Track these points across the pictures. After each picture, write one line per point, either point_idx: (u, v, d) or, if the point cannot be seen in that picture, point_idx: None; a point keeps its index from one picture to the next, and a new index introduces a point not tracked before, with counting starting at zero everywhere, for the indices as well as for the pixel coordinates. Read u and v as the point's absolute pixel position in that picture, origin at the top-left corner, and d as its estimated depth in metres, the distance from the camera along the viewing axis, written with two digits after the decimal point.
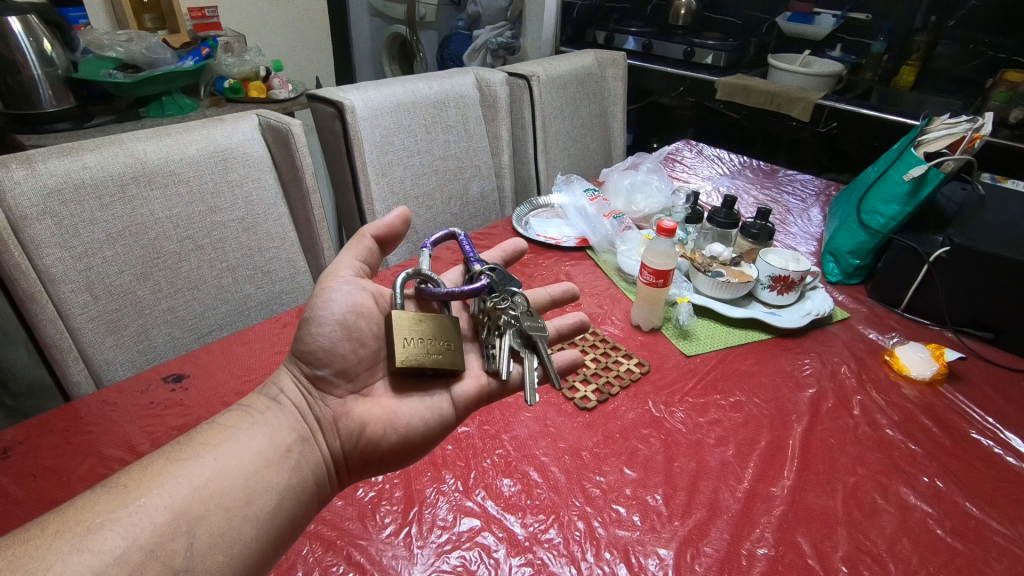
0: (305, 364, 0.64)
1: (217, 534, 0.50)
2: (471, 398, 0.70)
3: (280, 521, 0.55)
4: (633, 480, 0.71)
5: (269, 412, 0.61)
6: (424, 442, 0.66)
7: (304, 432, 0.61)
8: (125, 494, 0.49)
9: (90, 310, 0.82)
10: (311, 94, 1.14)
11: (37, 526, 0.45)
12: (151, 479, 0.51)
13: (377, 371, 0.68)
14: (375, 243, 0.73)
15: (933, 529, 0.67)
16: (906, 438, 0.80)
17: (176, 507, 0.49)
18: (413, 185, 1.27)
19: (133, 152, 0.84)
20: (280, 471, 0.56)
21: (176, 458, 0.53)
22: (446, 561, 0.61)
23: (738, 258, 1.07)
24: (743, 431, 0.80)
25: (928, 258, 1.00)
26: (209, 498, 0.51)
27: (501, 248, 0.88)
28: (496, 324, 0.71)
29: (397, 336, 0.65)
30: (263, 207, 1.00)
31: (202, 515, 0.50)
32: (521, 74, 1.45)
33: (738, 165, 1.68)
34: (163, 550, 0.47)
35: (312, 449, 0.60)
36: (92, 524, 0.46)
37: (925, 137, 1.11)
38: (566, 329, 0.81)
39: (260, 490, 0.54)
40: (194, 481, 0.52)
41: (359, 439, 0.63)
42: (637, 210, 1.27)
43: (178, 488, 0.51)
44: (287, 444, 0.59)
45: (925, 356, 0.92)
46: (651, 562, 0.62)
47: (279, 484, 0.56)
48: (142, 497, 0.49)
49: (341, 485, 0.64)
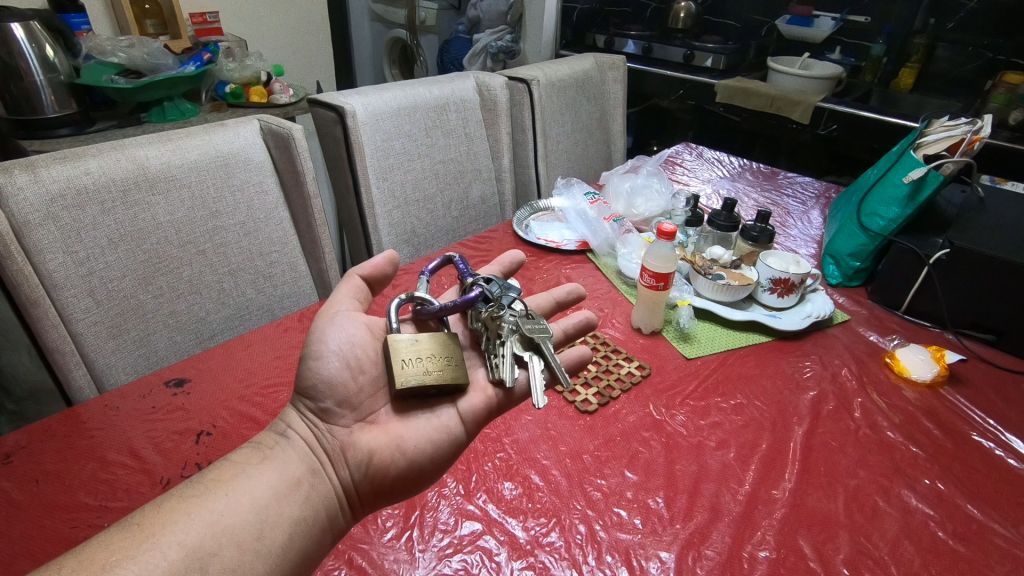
0: (308, 399, 0.64)
1: (229, 569, 0.50)
2: (479, 412, 0.69)
3: (293, 555, 0.55)
4: (634, 483, 0.71)
5: (278, 446, 0.61)
6: (435, 464, 0.65)
7: (314, 465, 0.61)
8: (138, 532, 0.50)
9: (92, 315, 0.82)
10: (313, 99, 1.15)
11: (53, 566, 0.46)
12: (165, 517, 0.51)
13: (380, 397, 0.67)
14: (364, 283, 0.75)
15: (935, 532, 0.67)
16: (907, 440, 0.80)
17: (189, 545, 0.50)
18: (413, 189, 1.27)
19: (135, 157, 0.85)
20: (291, 505, 0.57)
21: (188, 494, 0.54)
22: (447, 565, 0.61)
23: (738, 261, 1.07)
24: (743, 434, 0.80)
25: (928, 260, 1.00)
26: (222, 534, 0.52)
27: (498, 261, 0.88)
28: (496, 330, 0.71)
29: (397, 359, 0.64)
30: (265, 212, 1.00)
31: (214, 551, 0.51)
32: (521, 78, 1.45)
33: (738, 168, 1.68)
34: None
35: (322, 481, 0.60)
36: (106, 564, 0.47)
37: (924, 139, 1.11)
38: (572, 328, 0.82)
39: (271, 523, 0.54)
40: (206, 518, 0.52)
41: (367, 468, 0.62)
42: (638, 213, 1.27)
43: (191, 526, 0.51)
44: (297, 476, 0.59)
45: (927, 357, 0.92)
46: (652, 565, 0.62)
47: (290, 516, 0.56)
48: (156, 535, 0.50)
49: (357, 517, 0.63)
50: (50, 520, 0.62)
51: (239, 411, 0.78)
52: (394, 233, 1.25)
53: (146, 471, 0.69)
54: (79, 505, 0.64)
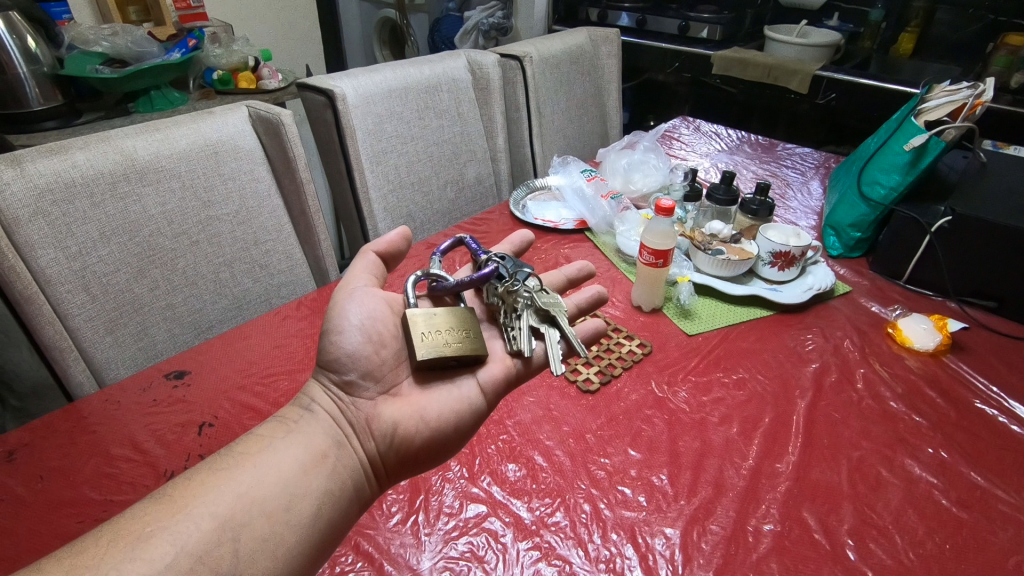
0: (332, 372, 0.64)
1: (261, 540, 0.50)
2: (499, 381, 0.70)
3: (321, 526, 0.54)
4: (637, 461, 0.71)
5: (303, 420, 0.61)
6: (457, 433, 0.66)
7: (338, 436, 0.60)
8: (170, 504, 0.50)
9: (88, 310, 0.81)
10: (301, 83, 1.12)
11: (88, 538, 0.46)
12: (196, 490, 0.51)
13: (402, 369, 0.68)
14: (379, 259, 0.74)
15: (939, 500, 0.67)
16: (910, 410, 0.79)
17: (220, 516, 0.50)
18: (408, 173, 1.26)
19: (123, 148, 0.83)
20: (318, 477, 0.56)
21: (217, 468, 0.54)
22: (454, 548, 0.61)
23: (738, 235, 1.06)
24: (746, 409, 0.80)
25: (930, 229, 0.99)
26: (252, 505, 0.52)
27: (509, 240, 0.87)
28: (513, 305, 0.72)
29: (415, 332, 0.65)
30: (257, 200, 0.99)
31: (246, 522, 0.51)
32: (513, 55, 1.42)
33: (735, 141, 1.66)
34: (210, 558, 0.48)
35: (348, 452, 0.60)
36: (143, 533, 0.47)
37: (924, 105, 1.09)
38: (585, 302, 0.81)
39: (299, 495, 0.54)
40: (237, 489, 0.52)
41: (394, 439, 0.62)
42: (636, 189, 1.26)
43: (221, 498, 0.51)
44: (322, 449, 0.58)
45: (929, 327, 0.92)
46: (658, 542, 0.63)
47: (317, 488, 0.55)
48: (187, 507, 0.50)
49: (382, 488, 0.63)
50: (56, 516, 0.62)
51: (240, 401, 0.78)
52: (390, 217, 1.24)
53: (150, 464, 0.69)
54: (84, 500, 0.64)
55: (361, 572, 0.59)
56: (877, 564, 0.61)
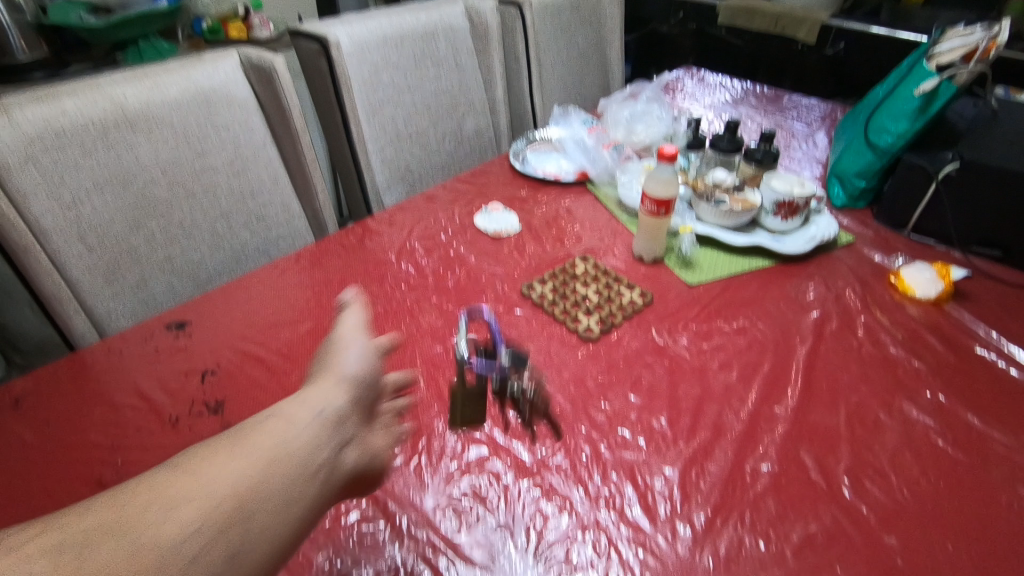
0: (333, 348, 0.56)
1: (249, 522, 0.41)
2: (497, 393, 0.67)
3: (294, 524, 0.43)
4: (637, 405, 0.72)
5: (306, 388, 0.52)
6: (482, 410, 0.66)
7: (336, 418, 0.50)
8: (167, 476, 0.41)
9: (86, 261, 0.81)
10: (293, 31, 1.09)
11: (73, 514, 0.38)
12: (203, 460, 0.42)
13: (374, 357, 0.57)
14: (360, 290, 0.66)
15: (935, 441, 0.68)
16: (910, 356, 0.80)
17: (213, 488, 0.41)
18: (406, 125, 1.23)
19: (113, 95, 0.81)
20: (300, 469, 0.45)
21: (213, 440, 0.45)
22: (457, 488, 0.62)
23: (742, 184, 1.04)
24: (746, 355, 0.80)
25: (936, 176, 0.97)
26: (238, 478, 0.42)
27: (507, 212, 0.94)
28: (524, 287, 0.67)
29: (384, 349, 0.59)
30: (252, 150, 0.97)
31: (247, 499, 0.41)
32: (512, 2, 1.38)
33: (741, 92, 1.62)
34: (203, 529, 0.39)
35: (345, 433, 0.50)
36: (140, 511, 0.38)
37: (936, 50, 1.05)
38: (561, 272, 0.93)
39: (287, 478, 0.44)
40: (224, 466, 0.42)
41: (366, 459, 0.51)
42: (638, 140, 1.22)
43: (216, 467, 0.42)
44: (322, 422, 0.49)
45: (932, 276, 0.90)
46: (657, 481, 0.63)
47: (296, 482, 0.44)
48: (181, 481, 0.41)
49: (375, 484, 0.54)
50: (64, 459, 0.63)
51: (241, 351, 0.78)
52: (387, 171, 1.22)
53: (155, 411, 0.69)
54: (91, 444, 0.65)
55: (365, 510, 0.60)
56: (872, 501, 0.61)
